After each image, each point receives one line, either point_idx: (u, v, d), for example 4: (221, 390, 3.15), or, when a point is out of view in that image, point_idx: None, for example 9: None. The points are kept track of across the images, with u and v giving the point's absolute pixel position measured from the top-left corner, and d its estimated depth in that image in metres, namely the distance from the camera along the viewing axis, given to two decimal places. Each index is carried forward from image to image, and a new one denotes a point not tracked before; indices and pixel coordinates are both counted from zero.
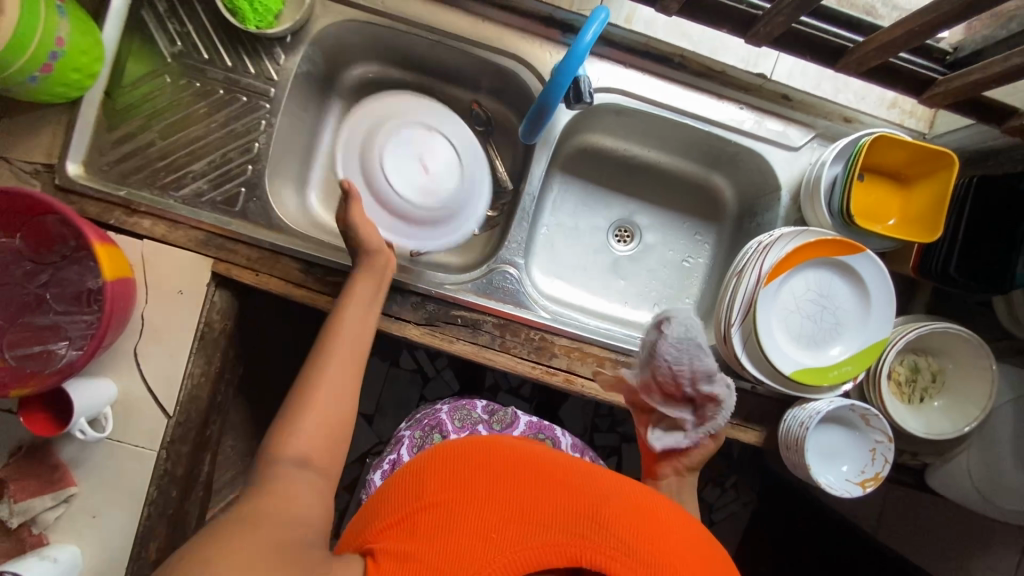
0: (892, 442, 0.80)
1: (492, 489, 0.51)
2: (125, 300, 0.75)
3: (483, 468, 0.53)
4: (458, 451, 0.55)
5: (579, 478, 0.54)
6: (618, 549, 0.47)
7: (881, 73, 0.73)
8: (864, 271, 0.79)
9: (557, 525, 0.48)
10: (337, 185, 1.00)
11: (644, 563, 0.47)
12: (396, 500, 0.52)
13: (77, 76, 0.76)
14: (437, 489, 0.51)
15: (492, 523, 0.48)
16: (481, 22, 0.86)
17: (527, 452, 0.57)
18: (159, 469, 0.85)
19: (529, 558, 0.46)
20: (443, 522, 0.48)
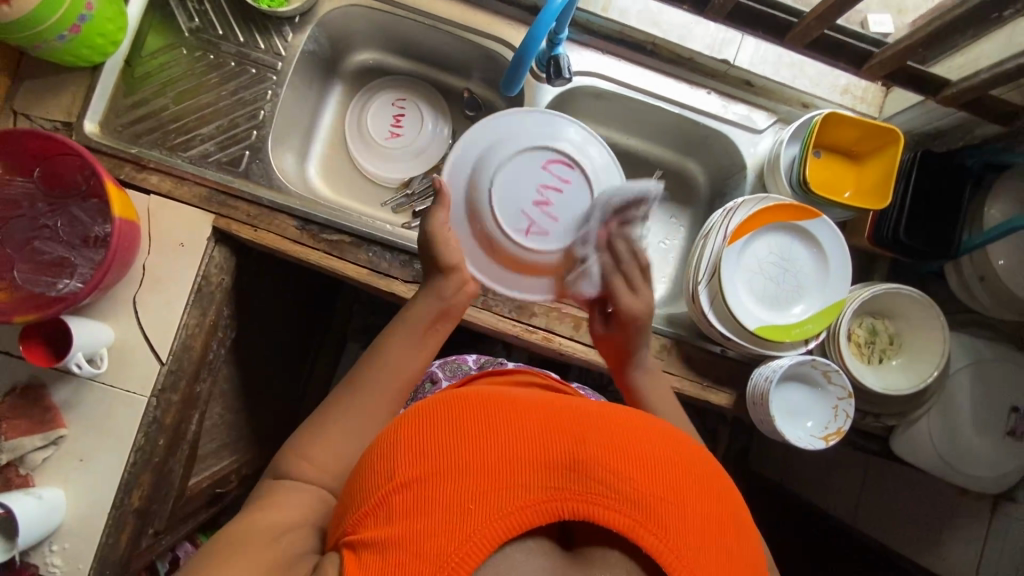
0: (852, 399, 0.84)
1: (465, 449, 0.45)
2: (130, 241, 0.79)
3: (453, 424, 0.47)
4: (423, 413, 0.49)
5: (560, 417, 0.49)
6: (605, 494, 0.43)
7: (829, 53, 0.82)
8: (822, 236, 0.85)
9: (547, 465, 0.44)
10: (337, 162, 1.08)
11: (637, 505, 0.43)
12: (378, 465, 0.48)
13: (102, 41, 0.84)
14: (407, 458, 0.46)
15: (470, 490, 0.43)
16: (473, 9, 0.95)
17: (498, 397, 0.51)
18: (149, 416, 0.87)
19: (514, 518, 0.42)
20: (418, 501, 0.43)
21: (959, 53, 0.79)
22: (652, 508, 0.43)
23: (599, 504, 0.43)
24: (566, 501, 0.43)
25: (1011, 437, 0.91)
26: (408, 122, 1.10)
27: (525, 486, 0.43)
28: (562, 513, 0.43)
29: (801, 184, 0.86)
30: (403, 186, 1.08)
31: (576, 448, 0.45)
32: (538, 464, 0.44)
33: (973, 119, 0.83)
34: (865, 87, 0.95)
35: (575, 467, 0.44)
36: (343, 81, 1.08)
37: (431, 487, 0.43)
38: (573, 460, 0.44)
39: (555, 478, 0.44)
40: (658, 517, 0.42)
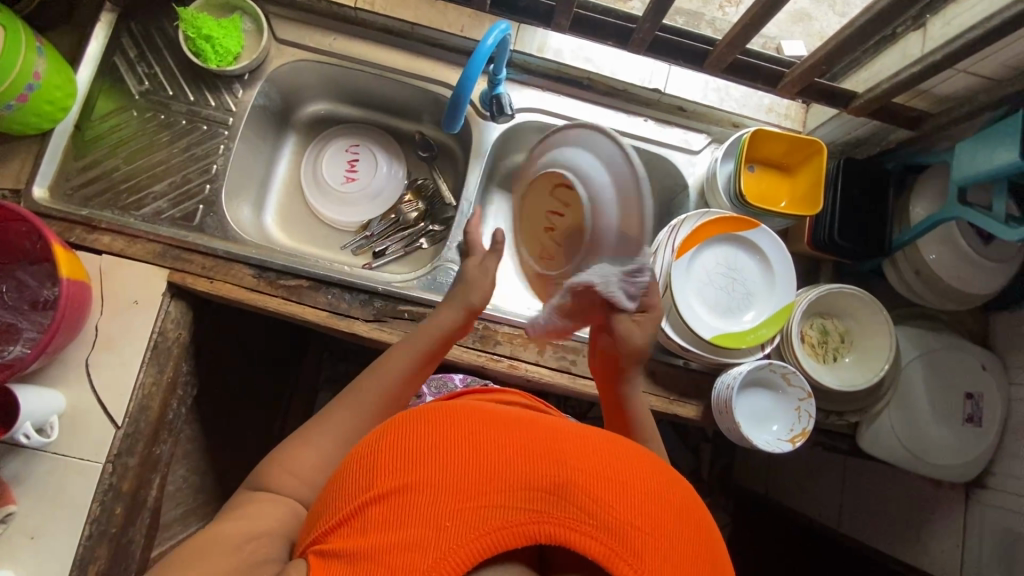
0: (813, 399, 0.86)
1: (447, 464, 0.45)
2: (80, 302, 0.78)
3: (437, 438, 0.47)
4: (405, 424, 0.49)
5: (546, 439, 0.48)
6: (584, 519, 0.43)
7: (750, 75, 0.87)
8: (766, 246, 0.90)
9: (525, 485, 0.44)
10: (296, 210, 1.10)
11: (613, 534, 0.43)
12: (353, 478, 0.47)
13: (50, 108, 0.86)
14: (387, 469, 0.46)
15: (448, 507, 0.43)
16: (418, 57, 0.99)
17: (482, 413, 0.51)
18: (103, 484, 0.83)
19: (489, 540, 0.42)
20: (394, 515, 0.43)
21: (864, 68, 0.87)
22: (628, 538, 0.43)
23: (576, 530, 0.43)
24: (542, 526, 0.43)
25: (970, 424, 0.94)
26: (362, 167, 1.13)
27: (503, 508, 0.43)
28: (539, 536, 0.43)
29: (738, 196, 0.91)
30: (362, 229, 1.10)
31: (559, 471, 0.45)
32: (518, 485, 0.44)
33: (885, 126, 0.90)
34: (787, 105, 1.02)
35: (555, 491, 0.44)
36: (297, 132, 1.11)
37: (408, 499, 0.43)
38: (554, 484, 0.44)
39: (533, 501, 0.44)
40: (633, 549, 0.42)
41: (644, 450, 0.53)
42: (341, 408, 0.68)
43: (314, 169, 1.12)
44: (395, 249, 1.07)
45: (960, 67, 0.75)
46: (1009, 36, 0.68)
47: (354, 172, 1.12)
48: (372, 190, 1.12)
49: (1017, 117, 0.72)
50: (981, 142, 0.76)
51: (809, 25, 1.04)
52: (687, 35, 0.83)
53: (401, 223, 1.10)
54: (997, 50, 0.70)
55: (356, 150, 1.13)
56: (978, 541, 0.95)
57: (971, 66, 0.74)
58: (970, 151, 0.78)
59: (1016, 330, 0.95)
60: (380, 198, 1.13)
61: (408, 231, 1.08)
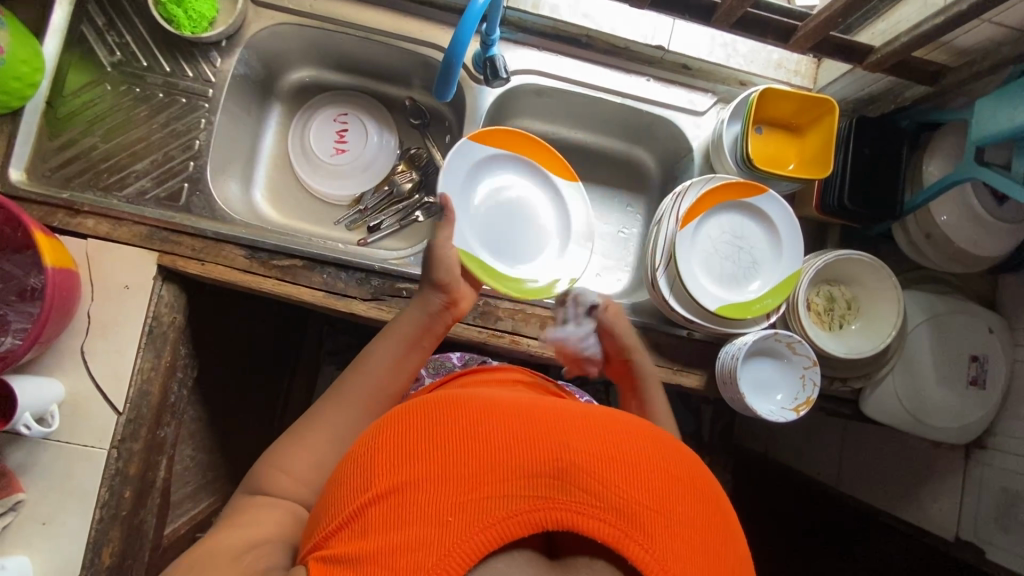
0: (819, 367, 0.85)
1: (445, 460, 0.45)
2: (69, 291, 0.76)
3: (433, 433, 0.47)
4: (400, 422, 0.49)
5: (545, 424, 0.48)
6: (590, 502, 0.43)
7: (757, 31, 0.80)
8: (773, 213, 0.86)
9: (526, 474, 0.44)
10: (286, 185, 1.06)
11: (621, 514, 0.43)
12: (349, 481, 0.47)
13: (19, 85, 0.81)
14: (384, 468, 0.45)
15: (449, 501, 0.42)
16: (404, 17, 0.93)
17: (477, 402, 0.50)
18: (111, 469, 0.83)
19: (494, 531, 0.42)
20: (395, 514, 0.42)
21: (881, 19, 0.81)
22: (637, 516, 0.43)
23: (583, 513, 0.43)
24: (548, 512, 0.43)
25: (974, 387, 0.94)
26: (351, 139, 1.08)
27: (506, 496, 0.43)
28: (547, 522, 0.42)
29: (745, 160, 0.87)
30: (355, 203, 1.06)
31: (561, 456, 0.45)
32: (520, 472, 0.44)
33: (902, 82, 0.85)
34: (798, 60, 0.97)
35: (558, 476, 0.44)
36: (282, 101, 1.05)
37: (409, 497, 0.43)
38: (557, 469, 0.44)
39: (537, 488, 0.43)
40: (641, 527, 0.42)
41: (645, 425, 0.52)
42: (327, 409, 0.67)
43: (300, 139, 1.07)
44: (390, 223, 1.04)
45: (985, 17, 0.71)
46: None
47: (342, 140, 1.08)
48: (364, 160, 1.08)
49: None
50: (1005, 97, 0.72)
51: None
52: None
53: (396, 194, 1.06)
54: None
55: (343, 116, 1.08)
56: (976, 499, 0.96)
57: (996, 16, 0.69)
58: (990, 107, 0.74)
59: None
60: (374, 167, 1.08)
61: (402, 205, 1.05)
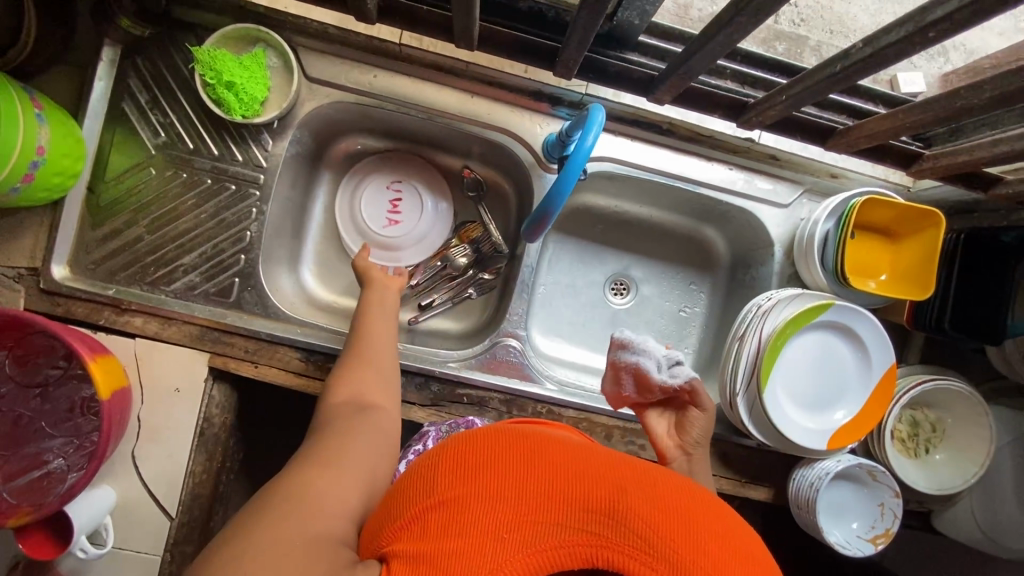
0: (901, 499, 0.81)
1: (507, 478, 0.44)
2: (123, 411, 0.72)
3: (501, 446, 0.47)
4: (467, 437, 0.49)
5: (605, 468, 0.47)
6: (645, 552, 0.40)
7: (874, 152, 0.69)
8: (866, 335, 0.80)
9: (584, 509, 0.42)
10: (334, 257, 1.00)
11: (674, 569, 0.40)
12: (409, 488, 0.46)
13: (60, 179, 0.75)
14: (448, 478, 0.44)
15: (505, 518, 0.41)
16: (471, 98, 0.85)
17: (542, 436, 0.49)
18: (166, 574, 0.81)
19: (546, 557, 0.40)
20: (451, 524, 0.41)
21: None
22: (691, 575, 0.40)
23: (638, 561, 0.40)
24: (599, 549, 0.40)
25: None
26: (401, 211, 1.01)
27: (560, 525, 0.41)
28: (599, 561, 0.40)
29: (838, 273, 0.83)
30: (406, 277, 1.01)
31: (618, 498, 0.43)
32: (579, 505, 0.42)
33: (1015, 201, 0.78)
34: None
35: (615, 518, 0.42)
36: (332, 170, 0.99)
37: (469, 506, 0.42)
38: (613, 509, 0.42)
39: (595, 523, 0.41)
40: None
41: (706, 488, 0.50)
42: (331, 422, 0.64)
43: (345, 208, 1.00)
44: (443, 300, 1.00)
45: None
46: None
47: (393, 212, 1.01)
48: (418, 236, 1.02)
49: None
50: None
51: (930, 51, 0.90)
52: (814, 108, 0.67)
53: (451, 269, 1.01)
54: None
55: (398, 184, 1.01)
56: None
57: None
58: None
59: None
60: (430, 244, 1.02)
61: (457, 280, 1.00)
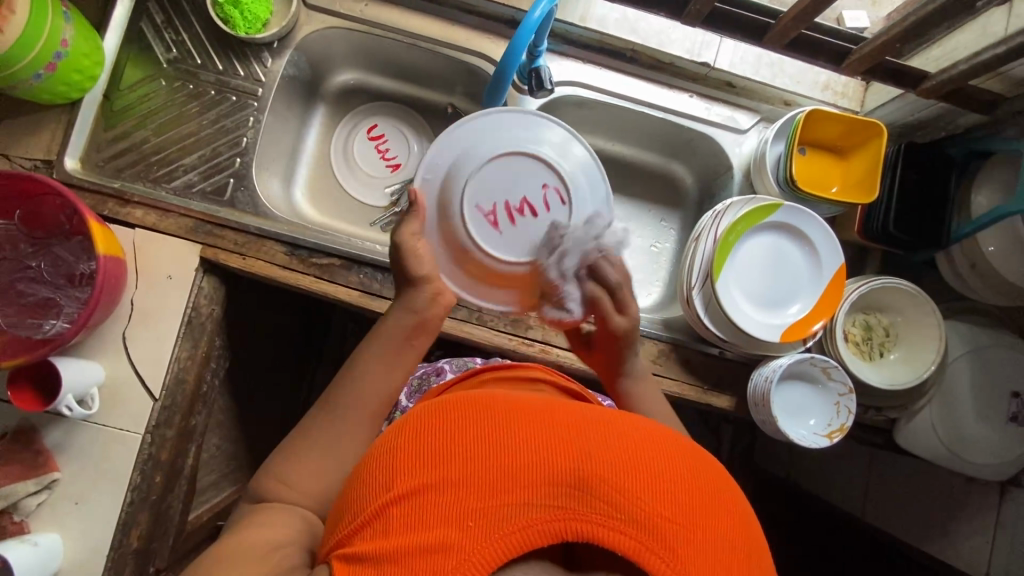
0: (854, 394, 0.83)
1: (466, 462, 0.43)
2: (117, 277, 0.79)
3: (457, 431, 0.46)
4: (426, 421, 0.48)
5: (563, 431, 0.46)
6: (611, 516, 0.41)
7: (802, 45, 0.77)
8: (815, 237, 0.85)
9: (548, 482, 0.42)
10: (325, 183, 1.07)
11: (642, 527, 0.40)
12: (370, 479, 0.46)
13: (78, 77, 0.83)
14: (405, 468, 0.44)
15: (469, 506, 0.41)
16: (452, 26, 0.95)
17: (500, 405, 0.49)
18: (144, 453, 0.85)
19: (516, 538, 0.40)
20: (416, 515, 0.41)
21: (937, 45, 0.80)
22: (656, 530, 0.40)
23: (604, 526, 0.40)
24: (568, 523, 0.40)
25: (1013, 424, 0.90)
26: (526, 225, 0.66)
27: (526, 504, 0.41)
28: (566, 534, 0.40)
29: (788, 181, 0.86)
30: (392, 205, 1.07)
31: (581, 464, 0.43)
32: (543, 480, 0.42)
33: (954, 109, 0.84)
34: (845, 82, 0.96)
35: (579, 486, 0.42)
36: (326, 103, 1.07)
37: (431, 499, 0.41)
38: (578, 479, 0.42)
39: (559, 497, 0.41)
40: (662, 541, 0.40)
41: (663, 433, 0.50)
42: (315, 425, 0.60)
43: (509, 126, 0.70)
44: None
45: None
46: None
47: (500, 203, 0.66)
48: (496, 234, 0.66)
49: None
50: None
51: None
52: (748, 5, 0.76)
53: None
54: None
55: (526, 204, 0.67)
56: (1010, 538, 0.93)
57: None
58: None
59: None
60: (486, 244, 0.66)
61: None
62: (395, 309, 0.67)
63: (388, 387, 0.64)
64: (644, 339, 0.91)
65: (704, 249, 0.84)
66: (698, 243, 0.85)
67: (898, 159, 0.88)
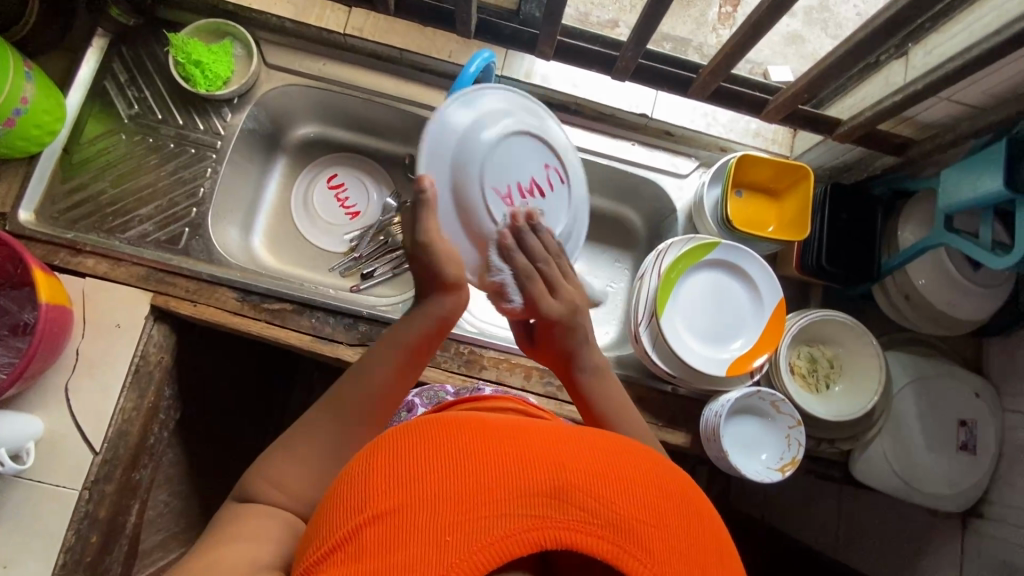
0: (803, 427, 0.84)
1: (441, 478, 0.38)
2: (60, 326, 0.78)
3: (432, 447, 0.40)
4: (397, 437, 0.43)
5: (539, 442, 0.42)
6: (591, 521, 0.37)
7: (722, 95, 0.84)
8: (754, 273, 0.89)
9: (529, 489, 0.38)
10: (284, 231, 1.09)
11: (620, 531, 0.37)
12: (342, 500, 0.41)
13: (38, 132, 0.86)
14: (378, 488, 0.39)
15: (446, 520, 0.36)
16: (405, 82, 1.00)
17: (474, 419, 0.44)
18: (79, 512, 0.81)
19: (493, 551, 0.36)
20: (391, 536, 0.36)
21: (849, 95, 0.87)
22: (634, 533, 0.37)
23: (585, 534, 0.37)
24: (547, 533, 0.37)
25: (964, 452, 0.92)
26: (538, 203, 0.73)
27: (505, 515, 0.36)
28: (546, 542, 0.36)
29: (725, 221, 0.91)
30: (351, 251, 1.09)
31: (557, 471, 0.39)
32: (521, 487, 0.38)
33: (871, 152, 0.91)
34: (775, 130, 1.03)
35: (557, 493, 0.38)
36: (287, 154, 1.11)
37: (405, 519, 0.36)
38: (556, 489, 0.38)
39: (539, 506, 0.37)
40: (641, 543, 0.37)
41: (636, 443, 0.47)
42: (322, 419, 0.62)
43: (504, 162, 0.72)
44: (383, 271, 1.06)
45: (943, 96, 0.76)
46: (1000, 60, 0.67)
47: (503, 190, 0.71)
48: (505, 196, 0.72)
49: (999, 145, 0.71)
50: (966, 169, 0.76)
51: (798, 49, 1.06)
52: (668, 61, 0.84)
53: (391, 245, 1.08)
54: (980, 78, 0.71)
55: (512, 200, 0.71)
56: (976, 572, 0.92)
57: (954, 95, 0.75)
58: (956, 178, 0.77)
59: (1009, 356, 0.94)
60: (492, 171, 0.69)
61: (397, 253, 1.06)
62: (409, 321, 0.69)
63: (396, 389, 0.66)
64: None
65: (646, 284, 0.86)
66: (641, 279, 0.88)
67: (827, 201, 0.93)
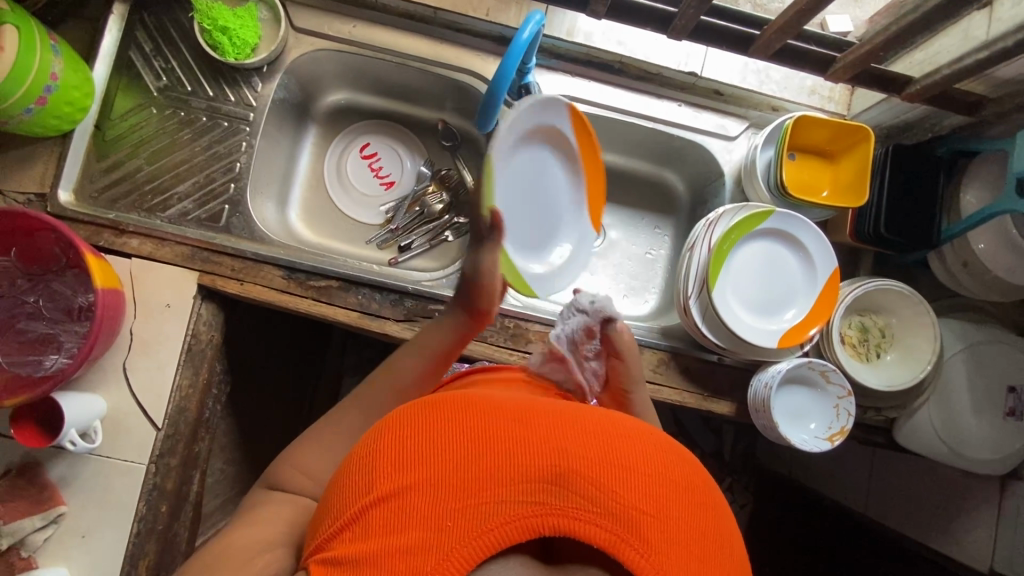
0: (853, 397, 0.84)
1: (443, 461, 0.40)
2: (115, 310, 0.79)
3: (436, 430, 0.41)
4: (407, 415, 0.44)
5: (543, 426, 0.42)
6: (588, 508, 0.38)
7: (784, 53, 0.79)
8: (809, 244, 0.86)
9: (527, 476, 0.39)
10: (317, 204, 1.08)
11: (619, 520, 0.37)
12: (351, 477, 0.42)
13: (69, 109, 0.83)
14: (385, 469, 0.40)
15: (447, 505, 0.37)
16: (440, 44, 0.95)
17: (480, 400, 0.45)
18: (149, 484, 0.85)
19: (491, 536, 0.37)
20: (396, 517, 0.37)
21: (919, 50, 0.81)
22: (634, 523, 0.38)
23: (582, 520, 0.37)
24: (547, 519, 0.37)
25: (1011, 418, 0.92)
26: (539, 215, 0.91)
27: (503, 502, 0.38)
28: (544, 529, 0.37)
29: (779, 188, 0.87)
30: (387, 223, 1.07)
31: (556, 458, 0.40)
32: (520, 476, 0.39)
33: (938, 110, 0.86)
34: (831, 87, 0.97)
35: (556, 480, 0.38)
36: (317, 123, 1.07)
37: (408, 505, 0.38)
38: (556, 474, 0.39)
39: (537, 493, 0.38)
40: (639, 533, 0.37)
41: (643, 425, 0.47)
42: (350, 416, 0.65)
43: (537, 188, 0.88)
44: (420, 243, 1.04)
45: None
46: None
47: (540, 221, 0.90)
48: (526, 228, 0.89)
49: None
50: None
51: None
52: (728, 16, 0.78)
53: (427, 215, 1.06)
54: None
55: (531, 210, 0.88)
56: None
57: None
58: None
59: None
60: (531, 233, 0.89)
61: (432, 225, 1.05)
62: (440, 322, 0.72)
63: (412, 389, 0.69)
64: (643, 349, 0.91)
65: (696, 260, 0.84)
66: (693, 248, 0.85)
67: (887, 164, 0.89)
